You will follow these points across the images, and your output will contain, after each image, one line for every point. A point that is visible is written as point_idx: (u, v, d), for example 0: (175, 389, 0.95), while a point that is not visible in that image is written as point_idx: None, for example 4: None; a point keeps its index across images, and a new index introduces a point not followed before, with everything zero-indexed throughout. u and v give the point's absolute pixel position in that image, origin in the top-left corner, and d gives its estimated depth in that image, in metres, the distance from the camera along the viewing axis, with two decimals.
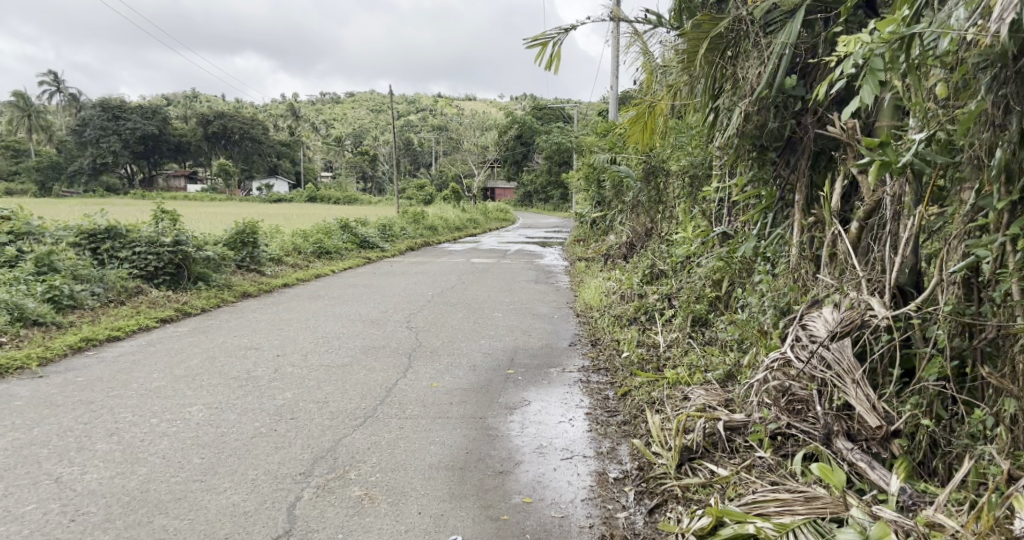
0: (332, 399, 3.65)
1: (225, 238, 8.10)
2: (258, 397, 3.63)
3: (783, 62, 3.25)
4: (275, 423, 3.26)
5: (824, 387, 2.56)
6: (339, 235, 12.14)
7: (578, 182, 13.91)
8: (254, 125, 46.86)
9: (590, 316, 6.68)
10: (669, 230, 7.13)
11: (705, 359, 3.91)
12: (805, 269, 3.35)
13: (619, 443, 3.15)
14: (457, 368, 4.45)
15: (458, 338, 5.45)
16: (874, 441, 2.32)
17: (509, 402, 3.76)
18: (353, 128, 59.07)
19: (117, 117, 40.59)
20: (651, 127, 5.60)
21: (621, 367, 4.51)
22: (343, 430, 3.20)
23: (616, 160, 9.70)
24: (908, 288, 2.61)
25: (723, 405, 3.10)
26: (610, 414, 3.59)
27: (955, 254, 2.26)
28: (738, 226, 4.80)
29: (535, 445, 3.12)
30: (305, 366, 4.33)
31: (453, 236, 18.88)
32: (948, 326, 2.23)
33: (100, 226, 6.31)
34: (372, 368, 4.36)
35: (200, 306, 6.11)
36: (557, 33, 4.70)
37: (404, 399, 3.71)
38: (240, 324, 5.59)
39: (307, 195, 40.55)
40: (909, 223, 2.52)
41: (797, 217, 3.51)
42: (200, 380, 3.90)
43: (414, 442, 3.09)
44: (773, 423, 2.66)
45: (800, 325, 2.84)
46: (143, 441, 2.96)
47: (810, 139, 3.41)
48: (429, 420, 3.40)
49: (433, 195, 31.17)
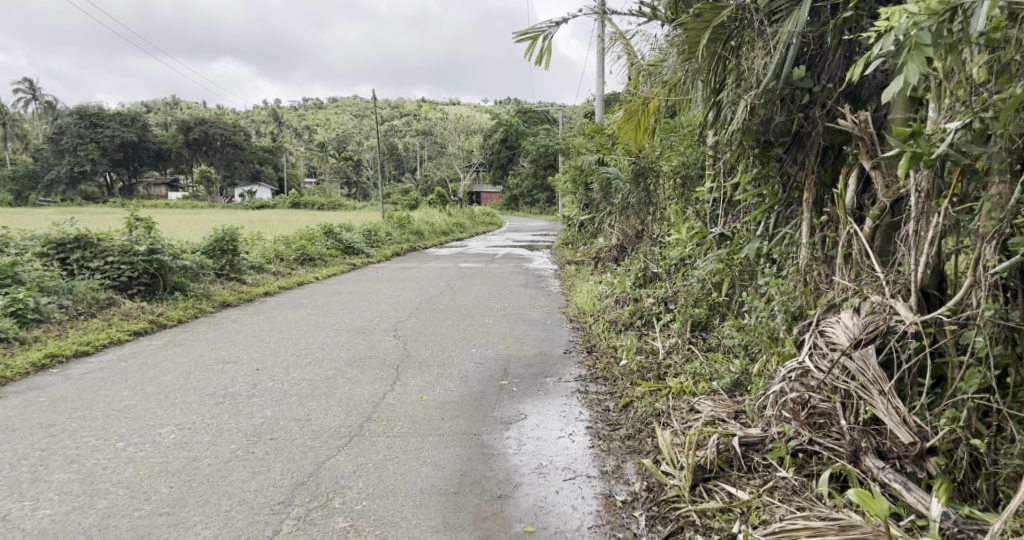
0: (315, 417, 3.40)
1: (204, 247, 7.80)
2: (235, 416, 3.37)
3: (791, 51, 3.06)
4: (252, 445, 3.00)
5: (848, 400, 2.38)
6: (324, 241, 11.84)
7: (565, 186, 13.77)
8: (235, 132, 46.28)
9: (583, 321, 6.47)
10: (661, 231, 6.96)
11: (710, 367, 3.70)
12: (818, 271, 3.17)
13: (625, 460, 2.94)
14: (448, 380, 4.22)
15: (447, 346, 5.23)
16: (907, 459, 2.14)
17: (504, 416, 3.53)
18: (336, 133, 58.66)
19: (95, 125, 39.83)
20: (644, 126, 5.42)
21: (620, 375, 4.31)
22: (326, 451, 2.96)
23: (604, 161, 9.55)
24: (933, 290, 2.42)
25: (733, 417, 2.91)
26: (612, 428, 3.38)
27: (993, 253, 2.09)
28: (737, 227, 4.62)
29: (535, 464, 2.90)
30: (286, 380, 4.07)
31: (439, 240, 18.62)
32: (989, 332, 2.06)
33: (69, 235, 6.01)
34: (358, 381, 4.12)
35: (176, 317, 5.83)
36: (548, 26, 4.50)
37: (391, 415, 3.47)
38: (218, 336, 5.31)
39: (290, 202, 40.13)
40: (936, 220, 2.35)
41: (806, 215, 3.32)
42: (173, 398, 3.63)
43: (404, 464, 2.85)
44: (793, 439, 2.45)
45: (817, 331, 2.65)
46: (106, 470, 2.69)
47: (819, 133, 3.25)
48: (419, 438, 3.16)
49: (418, 200, 30.88)
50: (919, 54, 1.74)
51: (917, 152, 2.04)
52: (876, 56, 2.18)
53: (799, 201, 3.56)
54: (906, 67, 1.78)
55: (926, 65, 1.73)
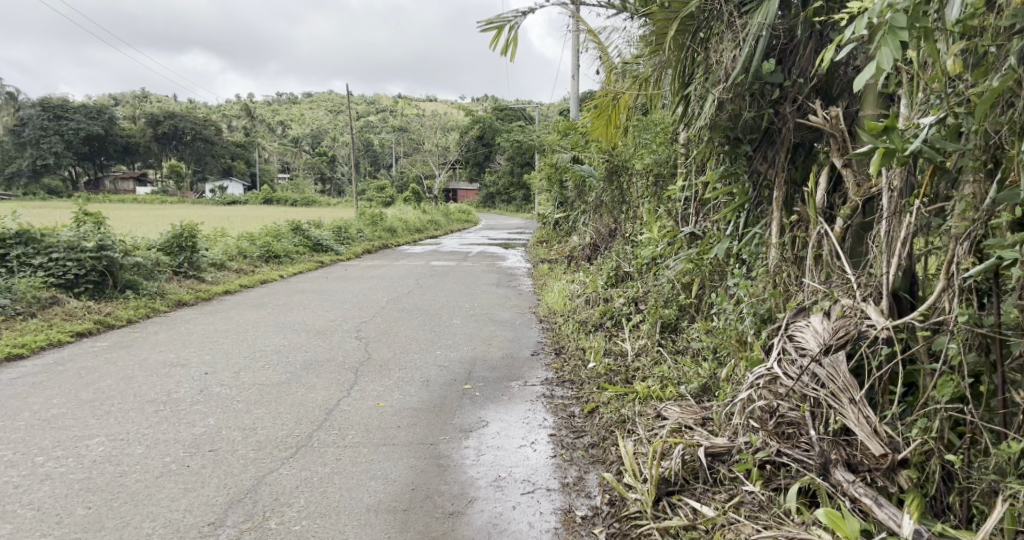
0: (261, 425, 3.20)
1: (160, 243, 7.49)
2: (174, 425, 3.15)
3: (760, 44, 2.97)
4: (188, 458, 2.80)
5: (818, 409, 2.26)
6: (291, 238, 11.54)
7: (540, 184, 13.65)
8: (205, 126, 45.30)
9: (553, 321, 6.33)
10: (633, 230, 6.85)
11: (679, 371, 3.58)
12: (788, 272, 3.06)
13: (587, 471, 2.80)
14: (409, 384, 4.04)
15: (411, 348, 5.05)
16: (878, 473, 2.02)
17: (464, 423, 3.37)
18: (309, 129, 57.81)
19: (58, 117, 38.58)
20: (614, 123, 5.40)
21: (587, 379, 4.16)
22: (268, 464, 2.76)
23: (578, 159, 9.44)
24: (904, 293, 2.31)
25: (700, 424, 2.81)
26: (576, 435, 3.24)
27: (965, 254, 1.98)
28: (708, 226, 4.52)
29: (492, 477, 2.74)
30: (235, 385, 3.85)
31: (413, 238, 18.33)
32: (963, 338, 1.95)
33: (10, 230, 5.69)
34: (313, 385, 3.92)
35: (125, 317, 5.55)
36: (515, 16, 4.34)
37: (344, 423, 3.28)
38: (168, 337, 5.05)
39: (262, 197, 39.38)
40: (908, 220, 2.25)
41: (776, 215, 3.21)
42: (108, 406, 3.40)
43: (351, 477, 2.68)
44: (761, 450, 2.33)
45: (786, 336, 2.54)
46: (18, 490, 2.48)
47: (789, 129, 3.15)
48: (371, 448, 2.98)
49: (392, 197, 30.45)
50: (894, 37, 1.61)
51: (890, 148, 1.92)
52: (850, 42, 2.05)
53: (769, 200, 3.45)
54: (879, 51, 1.65)
55: (901, 49, 1.61)
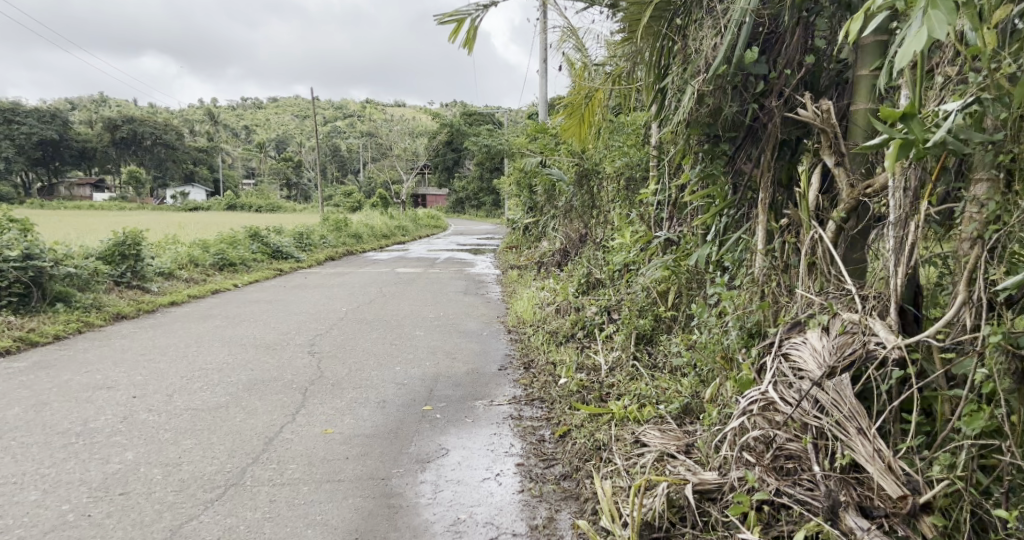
0: (187, 460, 2.79)
1: (99, 251, 6.93)
2: (83, 462, 2.72)
3: (743, 31, 2.66)
4: (92, 505, 2.38)
5: (821, 440, 1.98)
6: (248, 245, 10.96)
7: (509, 188, 13.35)
8: (165, 130, 43.79)
9: (522, 331, 6.00)
10: (604, 235, 6.54)
11: (657, 390, 3.27)
12: (778, 282, 2.78)
13: (559, 510, 2.47)
14: (362, 407, 3.65)
15: (369, 364, 4.65)
16: (896, 519, 1.76)
17: (421, 453, 3.00)
18: (273, 134, 56.56)
19: (7, 120, 36.69)
20: (587, 123, 5.11)
21: (559, 397, 3.81)
22: (188, 510, 2.37)
23: (548, 163, 9.14)
24: (909, 306, 1.99)
25: (684, 451, 2.51)
26: (547, 464, 2.90)
27: (991, 263, 1.73)
28: (684, 230, 4.23)
29: (450, 519, 2.39)
30: (164, 411, 3.41)
31: (378, 244, 17.82)
32: (998, 360, 1.67)
33: None
34: (254, 409, 3.51)
35: (52, 334, 5.04)
36: (476, 9, 4.02)
37: (284, 456, 2.89)
38: (98, 355, 4.58)
39: (227, 202, 38.43)
40: (914, 222, 1.95)
41: (762, 219, 2.93)
42: (9, 440, 2.95)
43: (285, 525, 2.30)
44: (758, 489, 2.04)
45: (781, 355, 2.23)
46: None
47: (775, 125, 2.85)
48: (312, 487, 2.59)
49: (358, 202, 29.66)
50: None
51: (908, 138, 1.62)
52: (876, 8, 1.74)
53: (752, 202, 3.17)
54: (927, 16, 1.36)
55: (954, 14, 1.33)
